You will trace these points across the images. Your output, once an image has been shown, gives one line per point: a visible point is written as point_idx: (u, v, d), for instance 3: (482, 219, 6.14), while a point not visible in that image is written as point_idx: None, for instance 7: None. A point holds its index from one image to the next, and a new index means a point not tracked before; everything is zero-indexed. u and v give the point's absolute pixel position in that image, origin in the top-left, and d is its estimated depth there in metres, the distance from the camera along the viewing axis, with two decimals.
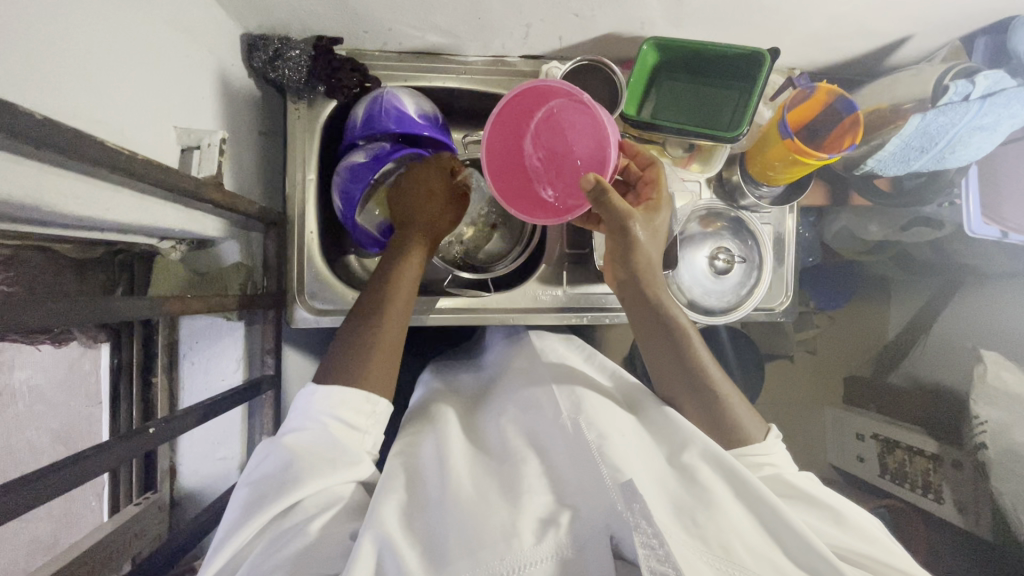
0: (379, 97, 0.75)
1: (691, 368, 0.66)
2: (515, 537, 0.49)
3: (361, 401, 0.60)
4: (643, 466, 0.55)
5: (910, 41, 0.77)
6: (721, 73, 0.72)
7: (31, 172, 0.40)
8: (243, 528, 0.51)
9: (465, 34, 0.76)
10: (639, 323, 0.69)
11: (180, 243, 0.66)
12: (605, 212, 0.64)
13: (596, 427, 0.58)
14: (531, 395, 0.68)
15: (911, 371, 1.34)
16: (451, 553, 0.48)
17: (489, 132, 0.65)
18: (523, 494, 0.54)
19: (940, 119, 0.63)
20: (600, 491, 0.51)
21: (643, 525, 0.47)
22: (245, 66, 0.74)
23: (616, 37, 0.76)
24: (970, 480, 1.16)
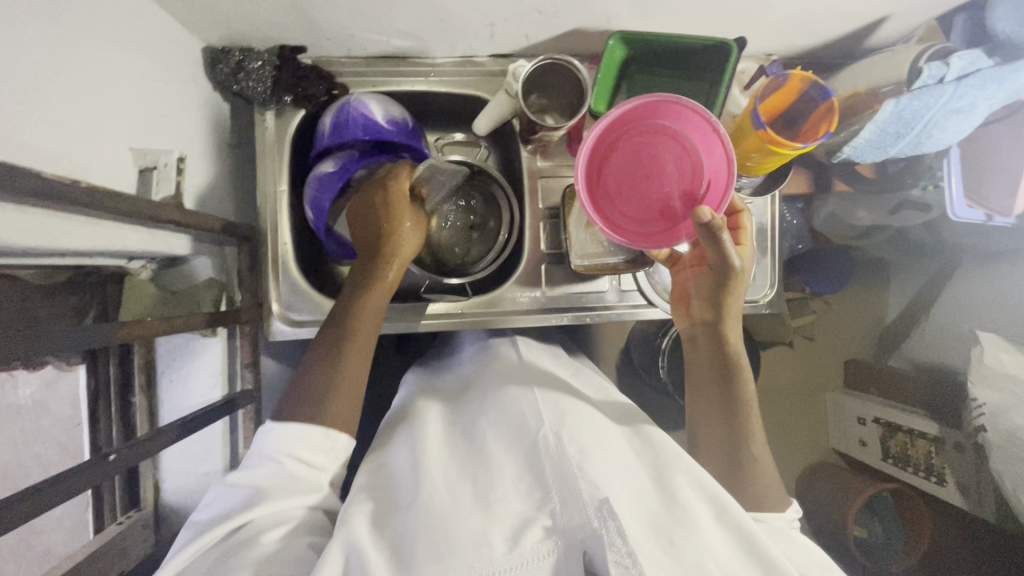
0: (346, 104, 0.75)
1: (735, 400, 0.70)
2: (484, 545, 0.50)
3: (318, 438, 0.60)
4: (618, 478, 0.55)
5: (886, 22, 0.75)
6: (689, 64, 0.71)
7: None
8: (195, 548, 0.53)
9: (430, 37, 0.74)
10: (708, 364, 0.74)
11: (150, 263, 0.67)
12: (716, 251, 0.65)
13: (577, 440, 0.58)
14: (511, 399, 0.67)
15: (911, 353, 1.34)
16: (417, 560, 0.49)
17: (631, 102, 0.61)
18: (496, 502, 0.55)
19: (914, 104, 0.61)
20: (577, 502, 0.51)
21: (617, 542, 0.48)
22: (209, 81, 0.74)
23: (583, 32, 0.74)
24: (971, 462, 1.15)
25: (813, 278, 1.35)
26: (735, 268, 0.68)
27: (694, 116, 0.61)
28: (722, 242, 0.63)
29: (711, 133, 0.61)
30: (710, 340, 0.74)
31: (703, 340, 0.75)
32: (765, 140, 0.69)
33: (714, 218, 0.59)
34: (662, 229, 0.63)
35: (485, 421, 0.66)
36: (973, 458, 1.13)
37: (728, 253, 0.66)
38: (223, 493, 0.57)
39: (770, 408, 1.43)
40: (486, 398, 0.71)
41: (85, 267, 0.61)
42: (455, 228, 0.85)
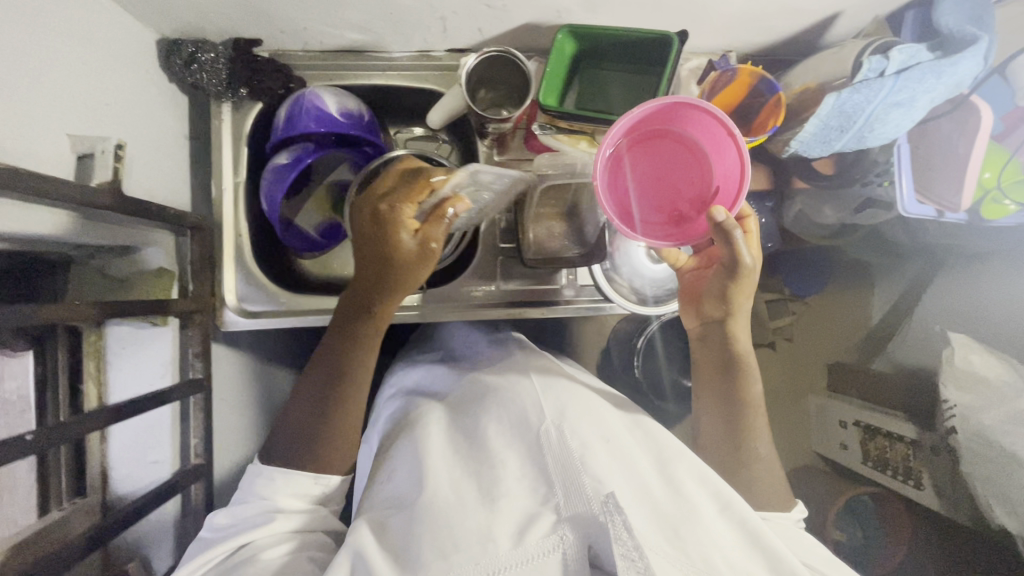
0: (299, 97, 0.76)
1: (734, 401, 0.74)
2: (492, 541, 0.54)
3: (307, 482, 0.65)
4: (620, 471, 0.59)
5: (838, 17, 0.75)
6: (636, 58, 0.71)
7: None
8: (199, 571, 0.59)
9: (384, 30, 0.75)
10: (713, 364, 0.76)
11: (99, 251, 0.67)
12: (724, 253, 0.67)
13: (579, 434, 0.62)
14: (512, 395, 0.69)
15: (893, 355, 1.32)
16: (426, 556, 0.53)
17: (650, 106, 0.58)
18: (500, 498, 0.58)
19: (855, 97, 0.61)
20: (580, 493, 0.56)
21: (624, 537, 0.51)
22: (164, 72, 0.74)
23: (535, 26, 0.75)
24: (946, 464, 1.14)
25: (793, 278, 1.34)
26: (745, 269, 0.69)
27: (713, 120, 0.61)
28: (738, 242, 0.64)
29: (725, 137, 0.60)
30: (714, 342, 0.76)
31: (711, 339, 0.77)
32: None
33: (728, 220, 0.61)
34: (670, 233, 0.63)
35: (484, 416, 0.68)
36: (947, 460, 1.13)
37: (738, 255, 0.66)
38: (223, 514, 0.64)
39: None
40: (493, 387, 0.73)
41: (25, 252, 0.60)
42: None
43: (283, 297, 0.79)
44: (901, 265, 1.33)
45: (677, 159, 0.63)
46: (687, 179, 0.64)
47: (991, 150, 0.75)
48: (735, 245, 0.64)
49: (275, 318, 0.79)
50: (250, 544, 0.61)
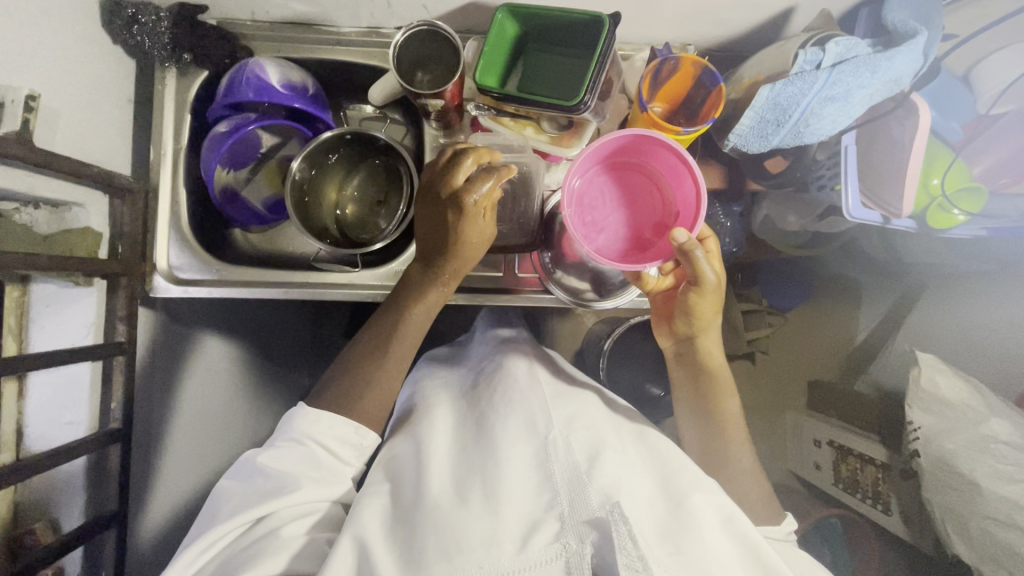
0: (242, 66, 0.75)
1: (714, 412, 0.75)
2: (495, 547, 0.53)
3: (349, 431, 0.68)
4: (626, 482, 0.58)
5: (795, 12, 0.73)
6: (574, 41, 0.70)
7: None
8: (225, 528, 0.60)
9: (329, 3, 0.74)
10: (688, 378, 0.76)
11: (27, 206, 0.66)
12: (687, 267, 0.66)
13: (585, 445, 0.62)
14: (522, 398, 0.69)
15: (875, 379, 1.25)
16: (428, 554, 0.53)
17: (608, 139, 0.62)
18: (502, 501, 0.57)
19: (788, 89, 0.59)
20: (583, 502, 0.55)
21: (628, 547, 0.50)
22: (106, 31, 0.72)
23: (482, 6, 0.74)
24: (914, 491, 1.08)
25: (772, 289, 1.28)
26: (709, 282, 0.68)
27: (665, 149, 0.64)
28: (699, 262, 0.65)
29: (682, 168, 0.64)
30: (688, 356, 0.76)
31: (687, 357, 0.76)
32: (651, 124, 0.68)
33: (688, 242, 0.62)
34: (637, 258, 0.67)
35: (492, 414, 0.67)
36: (914, 485, 1.08)
37: (700, 272, 0.66)
38: (250, 471, 0.65)
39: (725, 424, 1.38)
40: (498, 388, 0.72)
41: None
42: (358, 201, 0.88)
43: (215, 267, 0.80)
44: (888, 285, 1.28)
45: (636, 190, 0.69)
46: (648, 208, 0.69)
47: (933, 153, 0.72)
48: (698, 263, 0.65)
49: (207, 287, 0.80)
50: (272, 513, 0.61)
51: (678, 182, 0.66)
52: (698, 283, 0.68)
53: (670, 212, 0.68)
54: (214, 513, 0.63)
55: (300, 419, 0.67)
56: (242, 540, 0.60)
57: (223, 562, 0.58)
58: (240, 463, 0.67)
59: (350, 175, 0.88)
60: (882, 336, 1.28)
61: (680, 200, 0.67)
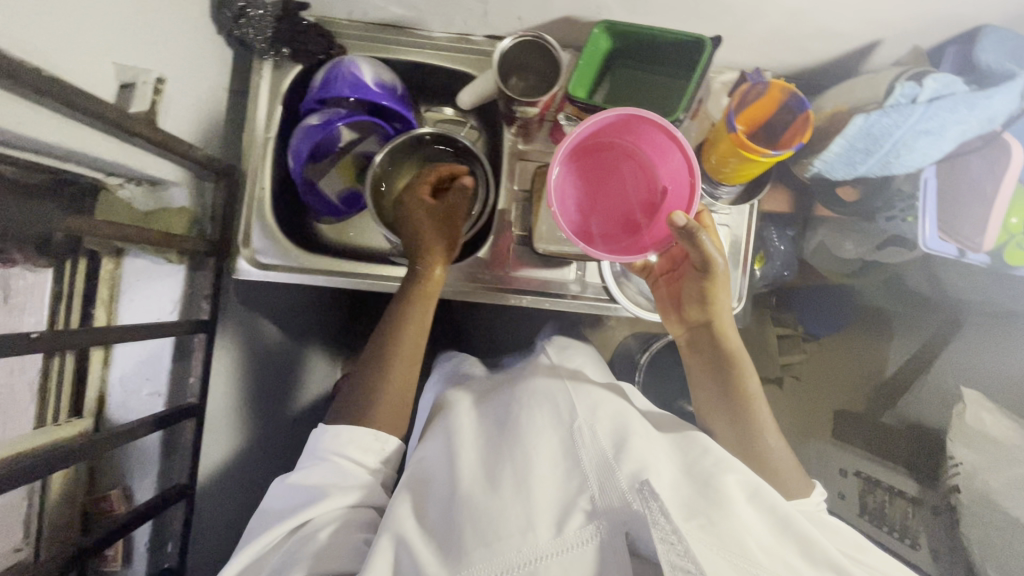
0: (338, 63, 0.78)
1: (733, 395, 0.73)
2: (531, 531, 0.51)
3: (369, 439, 0.67)
4: (656, 467, 0.57)
5: (880, 45, 0.75)
6: (666, 60, 0.72)
7: None
8: (261, 540, 0.58)
9: (426, 8, 0.77)
10: (705, 363, 0.76)
11: (130, 182, 0.71)
12: (695, 249, 0.67)
13: (606, 433, 0.61)
14: (541, 390, 0.68)
15: (906, 412, 1.25)
16: (467, 544, 0.51)
17: (597, 115, 0.63)
18: (533, 483, 0.56)
19: (883, 120, 0.61)
20: (613, 488, 0.54)
21: (661, 521, 0.48)
22: (212, 21, 0.76)
23: (574, 21, 0.76)
24: (947, 528, 1.06)
25: (810, 318, 1.35)
26: (717, 266, 0.69)
27: (652, 126, 0.65)
28: (704, 242, 0.65)
29: (670, 143, 0.65)
30: (704, 343, 0.76)
31: (701, 342, 0.77)
32: (737, 145, 0.70)
33: (688, 222, 0.63)
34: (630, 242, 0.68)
35: (514, 407, 0.66)
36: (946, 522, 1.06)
37: (709, 253, 0.67)
38: (280, 493, 0.64)
39: None
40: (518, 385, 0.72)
41: (62, 174, 0.64)
42: None
43: (296, 254, 0.81)
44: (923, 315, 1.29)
45: (621, 169, 0.70)
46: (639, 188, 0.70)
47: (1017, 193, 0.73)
48: (704, 247, 0.66)
49: (285, 273, 0.81)
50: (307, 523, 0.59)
51: (664, 157, 0.67)
52: (710, 263, 0.69)
53: (655, 189, 0.69)
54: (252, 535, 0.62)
55: (324, 436, 0.67)
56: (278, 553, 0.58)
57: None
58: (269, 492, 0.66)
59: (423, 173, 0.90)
60: (914, 369, 1.29)
61: (666, 176, 0.68)
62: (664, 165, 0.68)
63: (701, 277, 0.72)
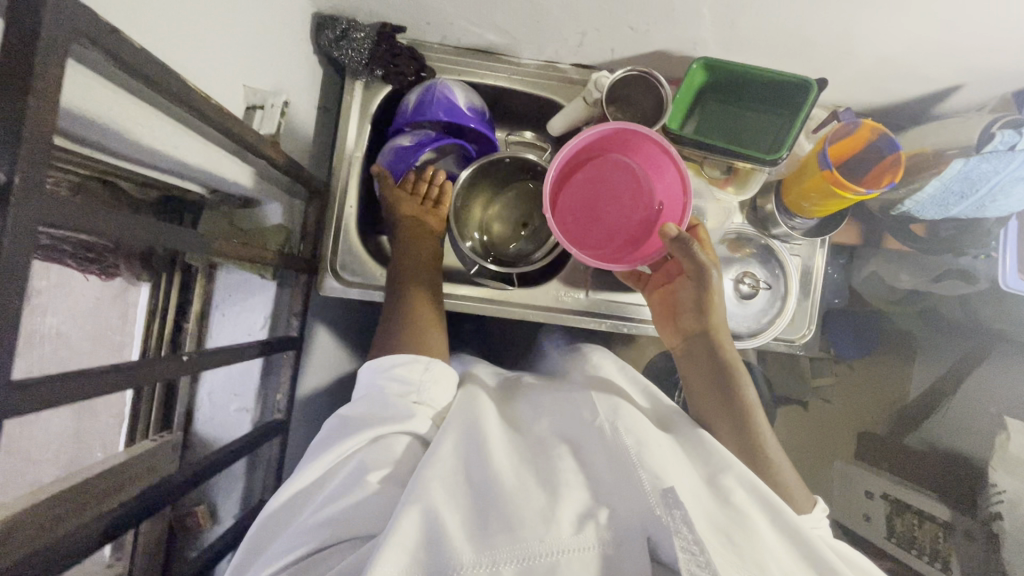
0: (431, 87, 0.79)
1: (737, 409, 0.61)
2: (553, 523, 0.46)
3: (414, 362, 0.64)
4: (680, 472, 0.50)
5: (961, 89, 0.78)
6: (762, 98, 0.74)
7: (101, 90, 0.41)
8: (318, 464, 0.55)
9: (522, 37, 0.78)
10: (701, 379, 0.66)
11: (228, 199, 0.71)
12: (685, 257, 0.64)
13: (638, 431, 0.53)
14: (566, 395, 0.62)
15: (931, 435, 1.14)
16: (491, 528, 0.46)
17: (584, 133, 0.65)
18: (562, 484, 0.50)
19: (981, 166, 0.64)
20: (636, 491, 0.48)
21: (685, 530, 0.44)
22: (312, 44, 0.78)
23: (668, 54, 0.78)
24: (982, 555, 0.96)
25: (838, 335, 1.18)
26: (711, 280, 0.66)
27: (652, 144, 0.68)
28: (694, 254, 0.64)
29: (663, 156, 0.67)
30: (698, 354, 0.67)
31: (697, 354, 0.68)
32: (829, 181, 0.72)
33: (680, 232, 0.64)
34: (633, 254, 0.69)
35: (542, 411, 0.62)
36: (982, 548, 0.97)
37: (699, 259, 0.64)
38: (331, 427, 0.60)
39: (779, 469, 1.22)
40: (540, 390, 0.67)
41: (171, 190, 0.64)
42: (510, 221, 0.91)
43: (380, 273, 0.81)
44: (947, 340, 1.17)
45: (619, 182, 0.71)
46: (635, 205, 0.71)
47: None
48: (694, 255, 0.64)
49: (368, 291, 0.80)
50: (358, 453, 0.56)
51: (659, 169, 0.69)
52: (705, 271, 0.65)
53: (652, 206, 0.70)
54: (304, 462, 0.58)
55: (373, 369, 0.65)
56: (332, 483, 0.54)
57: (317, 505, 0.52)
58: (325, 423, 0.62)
59: (500, 194, 0.91)
60: (938, 395, 1.16)
61: (662, 189, 0.70)
62: (660, 177, 0.70)
63: (695, 285, 0.67)
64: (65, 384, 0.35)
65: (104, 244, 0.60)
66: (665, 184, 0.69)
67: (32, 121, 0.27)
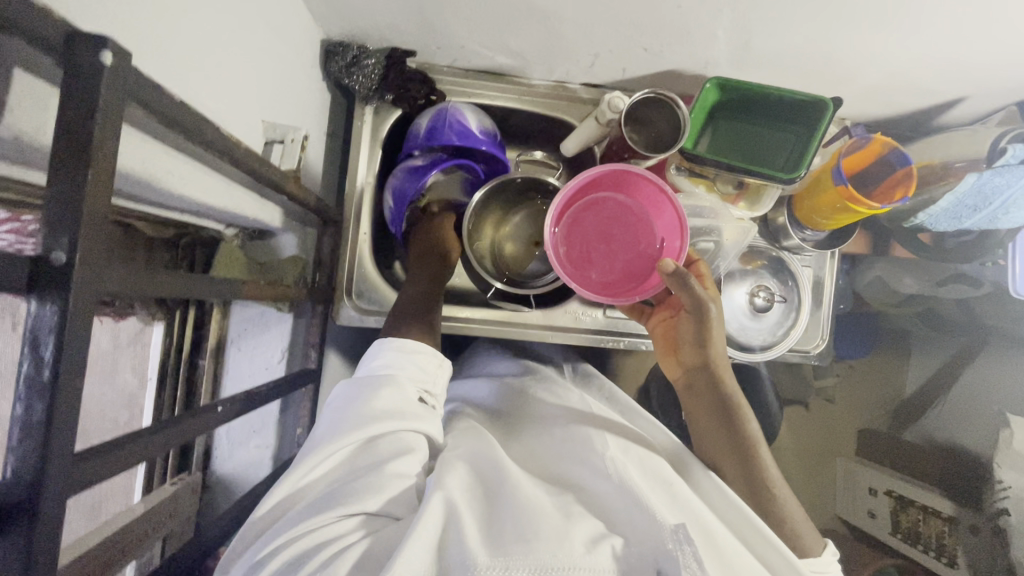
0: (444, 109, 0.78)
1: (741, 447, 0.59)
2: (567, 541, 0.43)
3: (430, 359, 0.60)
4: (686, 511, 0.49)
5: (964, 101, 0.79)
6: (776, 117, 0.75)
7: (139, 143, 0.39)
8: (324, 450, 0.49)
9: (535, 59, 0.78)
10: (705, 413, 0.63)
11: (241, 232, 0.70)
12: (684, 295, 0.62)
13: (642, 473, 0.52)
14: (576, 428, 0.60)
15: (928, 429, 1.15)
16: (507, 537, 0.43)
17: (586, 172, 0.65)
18: (575, 510, 0.48)
19: (995, 180, 0.67)
20: (650, 524, 0.45)
21: (694, 566, 0.42)
22: (321, 70, 0.77)
23: (679, 73, 0.79)
24: (988, 549, 0.96)
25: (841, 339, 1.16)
26: (709, 312, 0.62)
27: (645, 180, 0.67)
28: (694, 289, 0.61)
29: (660, 193, 0.67)
30: (701, 390, 0.64)
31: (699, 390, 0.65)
32: (843, 197, 0.73)
33: (677, 267, 0.62)
34: (632, 289, 0.67)
35: (558, 442, 0.60)
36: (987, 541, 0.96)
37: (699, 297, 0.62)
38: (342, 398, 0.54)
39: (788, 472, 1.22)
40: (549, 422, 0.65)
41: (187, 228, 0.63)
42: (520, 241, 0.88)
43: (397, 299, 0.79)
44: (948, 337, 1.13)
45: (617, 220, 0.70)
46: (635, 243, 0.69)
47: None
48: (692, 290, 0.61)
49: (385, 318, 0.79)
50: (377, 441, 0.50)
51: (658, 205, 0.68)
52: (705, 308, 0.63)
53: (653, 242, 0.69)
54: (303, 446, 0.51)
55: (385, 347, 0.59)
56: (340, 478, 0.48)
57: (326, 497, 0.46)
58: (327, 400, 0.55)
59: (511, 215, 0.89)
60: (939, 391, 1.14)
61: (659, 225, 0.69)
62: (659, 215, 0.69)
63: (694, 321, 0.64)
64: (114, 457, 0.32)
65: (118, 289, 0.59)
66: (662, 220, 0.69)
67: (92, 194, 0.26)
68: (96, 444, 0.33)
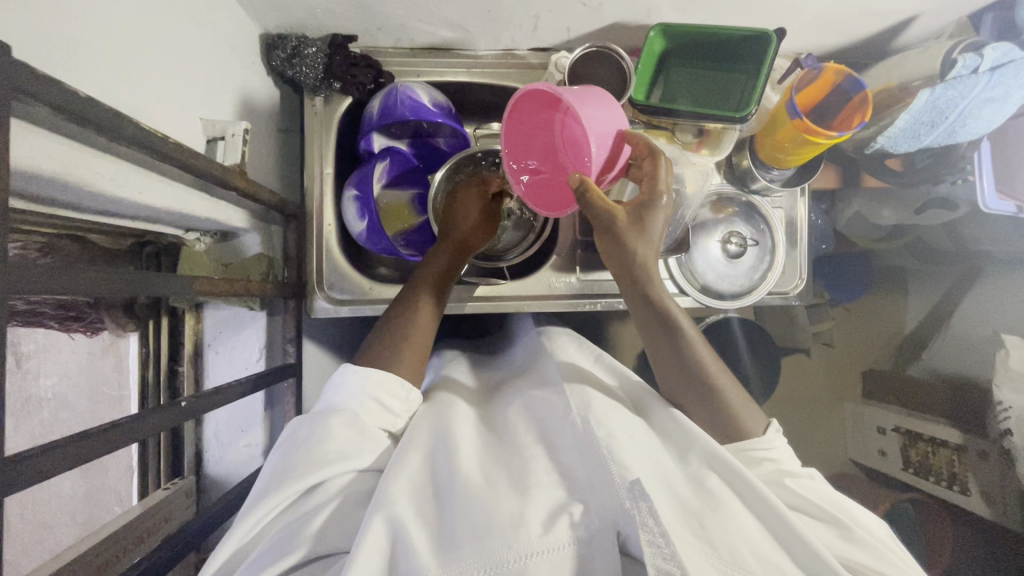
0: (393, 90, 0.77)
1: (700, 383, 0.58)
2: (523, 526, 0.43)
3: (396, 385, 0.59)
4: (647, 462, 0.48)
5: (917, 19, 0.78)
6: (728, 55, 0.74)
7: (50, 146, 0.39)
8: (264, 505, 0.48)
9: (476, 28, 0.77)
10: (646, 334, 0.61)
11: (204, 235, 0.70)
12: (589, 212, 0.61)
13: (607, 426, 0.50)
14: (546, 398, 0.58)
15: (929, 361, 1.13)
16: (459, 536, 0.43)
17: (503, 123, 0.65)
18: (532, 485, 0.47)
19: (949, 93, 0.66)
20: (607, 486, 0.45)
21: (650, 523, 0.41)
22: (264, 64, 0.76)
23: (624, 24, 0.77)
24: (998, 474, 0.95)
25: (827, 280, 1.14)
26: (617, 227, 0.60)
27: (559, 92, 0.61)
28: (595, 202, 0.60)
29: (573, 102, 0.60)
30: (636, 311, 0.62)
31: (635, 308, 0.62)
32: (802, 129, 0.71)
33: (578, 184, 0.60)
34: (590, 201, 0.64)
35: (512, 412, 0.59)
36: (997, 467, 0.95)
37: (600, 213, 0.60)
38: (294, 436, 0.54)
39: (792, 422, 1.21)
40: (516, 392, 0.63)
41: (144, 237, 0.64)
42: None
43: (368, 286, 0.79)
44: (940, 268, 1.12)
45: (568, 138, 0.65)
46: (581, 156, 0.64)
47: None
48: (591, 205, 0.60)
49: (360, 307, 0.79)
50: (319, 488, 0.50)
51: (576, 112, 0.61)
52: (611, 224, 0.60)
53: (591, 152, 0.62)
54: (256, 488, 0.51)
55: (350, 376, 0.59)
56: (285, 522, 0.48)
57: (269, 548, 0.46)
58: (285, 432, 0.55)
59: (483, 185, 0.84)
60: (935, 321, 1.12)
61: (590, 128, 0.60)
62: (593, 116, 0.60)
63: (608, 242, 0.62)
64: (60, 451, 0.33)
65: (83, 300, 0.63)
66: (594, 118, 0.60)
67: None
68: (42, 443, 0.33)
